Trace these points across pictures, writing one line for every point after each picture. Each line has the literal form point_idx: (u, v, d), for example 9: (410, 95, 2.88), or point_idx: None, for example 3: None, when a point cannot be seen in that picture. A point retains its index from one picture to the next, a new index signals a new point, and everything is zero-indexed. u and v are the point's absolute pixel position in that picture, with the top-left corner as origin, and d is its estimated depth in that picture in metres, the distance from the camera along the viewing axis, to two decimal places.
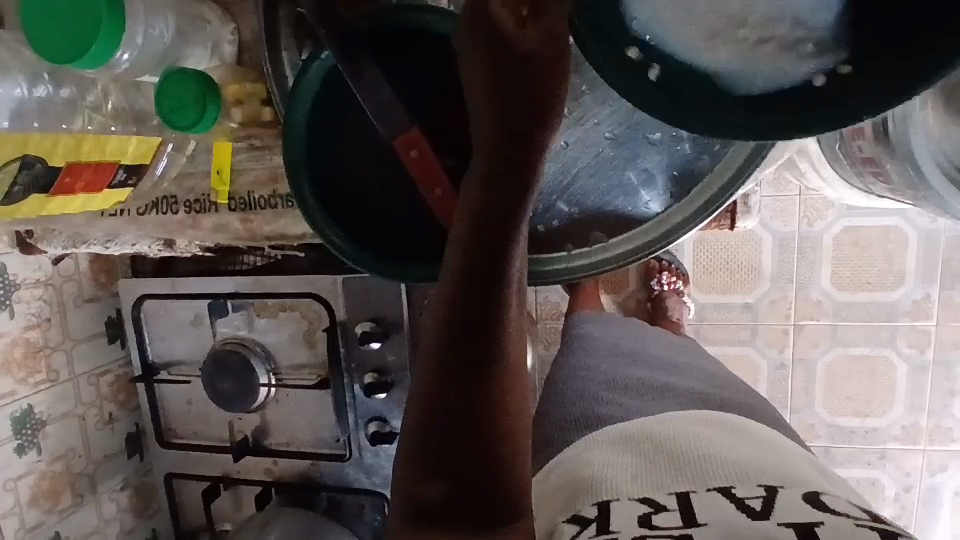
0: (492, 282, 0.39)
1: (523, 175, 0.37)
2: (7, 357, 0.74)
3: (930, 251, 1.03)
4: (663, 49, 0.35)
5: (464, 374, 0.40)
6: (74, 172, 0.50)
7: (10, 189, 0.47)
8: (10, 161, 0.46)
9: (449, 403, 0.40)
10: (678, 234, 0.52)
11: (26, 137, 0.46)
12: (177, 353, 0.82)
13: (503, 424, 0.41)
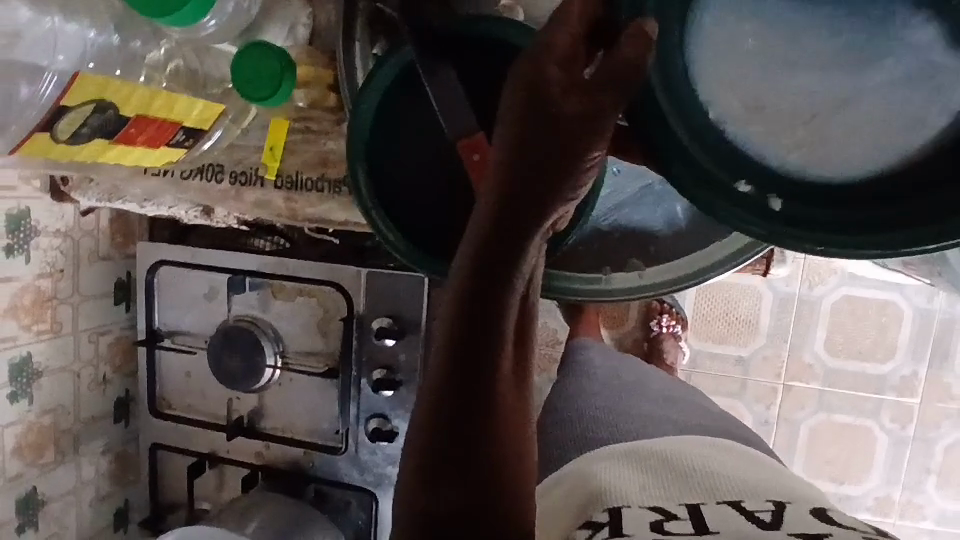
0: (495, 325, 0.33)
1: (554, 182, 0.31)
2: (16, 302, 0.73)
3: (922, 330, 1.06)
4: (764, 175, 0.34)
5: (461, 435, 0.34)
6: (140, 125, 0.49)
7: (76, 129, 0.46)
8: (84, 105, 0.44)
9: (442, 469, 0.34)
10: (713, 273, 0.53)
11: (107, 82, 0.45)
12: (185, 323, 0.81)
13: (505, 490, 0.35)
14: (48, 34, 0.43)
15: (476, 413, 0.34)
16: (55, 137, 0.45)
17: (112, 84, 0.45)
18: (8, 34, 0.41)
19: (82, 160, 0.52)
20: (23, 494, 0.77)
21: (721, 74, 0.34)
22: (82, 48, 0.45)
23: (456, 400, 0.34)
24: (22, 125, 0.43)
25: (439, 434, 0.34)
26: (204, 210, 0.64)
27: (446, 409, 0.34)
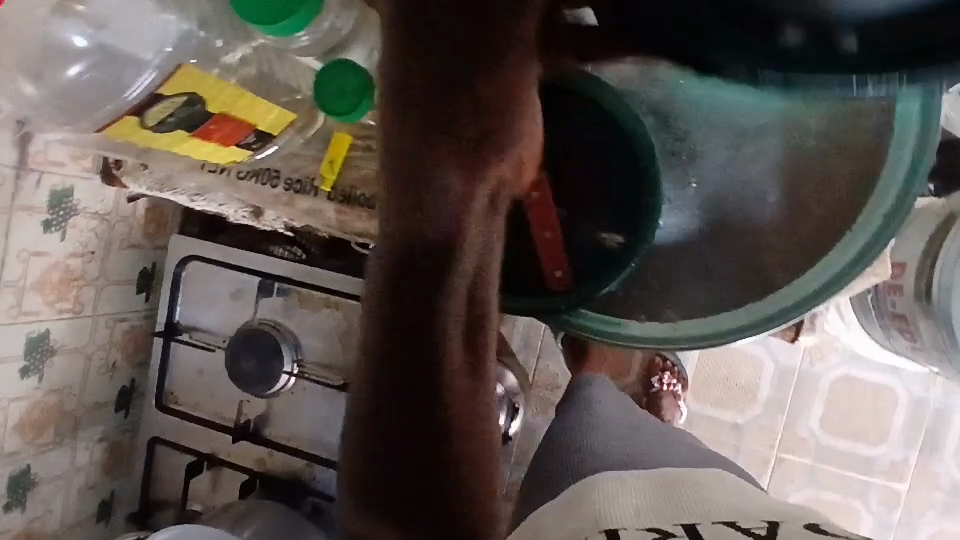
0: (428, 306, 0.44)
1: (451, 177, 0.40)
2: (44, 277, 0.73)
3: (916, 418, 1.09)
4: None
5: (403, 405, 0.46)
6: (221, 122, 0.51)
7: (163, 117, 0.49)
8: (175, 96, 0.47)
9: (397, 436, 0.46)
10: (737, 336, 0.58)
11: (201, 78, 0.47)
12: (205, 320, 0.82)
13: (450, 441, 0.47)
14: (140, 18, 0.49)
15: (420, 384, 0.45)
16: (141, 120, 0.49)
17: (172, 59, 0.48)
18: (99, 19, 0.47)
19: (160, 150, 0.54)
20: (16, 472, 0.75)
21: None
22: (160, 35, 0.49)
23: (400, 374, 0.46)
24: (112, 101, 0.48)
25: (388, 404, 0.46)
26: (253, 214, 0.66)
27: (388, 382, 0.46)
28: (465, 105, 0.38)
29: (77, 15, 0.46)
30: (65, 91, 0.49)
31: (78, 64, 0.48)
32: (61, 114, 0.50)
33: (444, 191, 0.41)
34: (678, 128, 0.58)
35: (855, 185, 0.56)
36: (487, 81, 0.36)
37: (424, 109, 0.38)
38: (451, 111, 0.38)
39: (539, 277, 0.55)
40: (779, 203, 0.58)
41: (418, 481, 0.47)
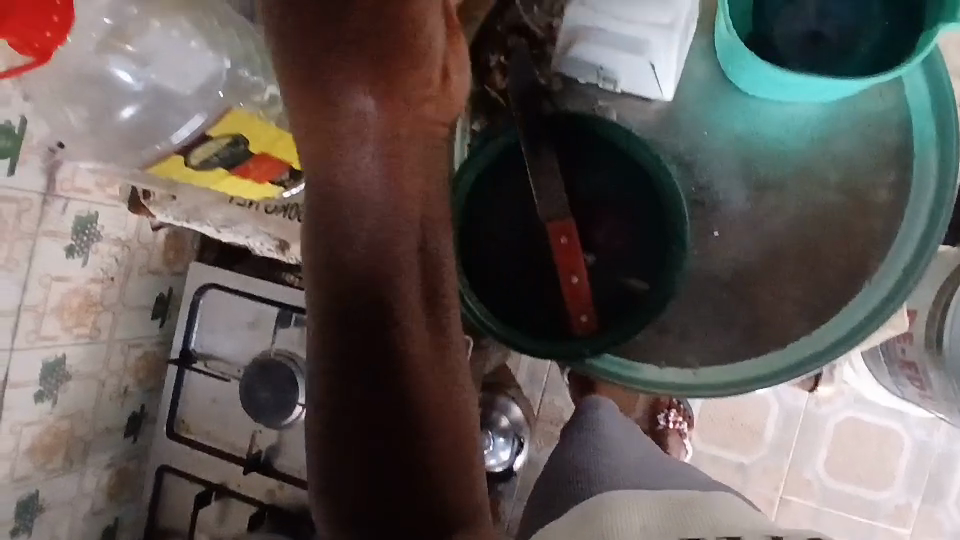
0: (363, 250, 0.50)
1: (353, 113, 0.47)
2: (64, 302, 0.73)
3: (920, 463, 1.09)
4: None
5: (357, 359, 0.50)
6: (261, 161, 0.52)
7: (208, 159, 0.50)
8: (220, 137, 0.48)
9: (355, 396, 0.51)
10: (761, 384, 0.58)
11: (247, 121, 0.48)
12: (220, 348, 0.82)
13: (408, 392, 0.51)
14: (182, 58, 0.52)
15: (369, 335, 0.50)
16: (187, 161, 0.49)
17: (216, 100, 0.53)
18: (144, 55, 0.50)
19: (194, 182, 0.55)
20: (24, 497, 0.75)
21: None
22: (204, 75, 0.53)
23: (348, 327, 0.51)
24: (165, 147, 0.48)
25: (343, 364, 0.51)
26: (280, 246, 0.67)
27: (341, 341, 0.51)
28: (368, 56, 0.45)
29: (126, 57, 0.50)
30: (118, 129, 0.53)
31: (131, 105, 0.52)
32: (115, 151, 0.55)
33: (365, 138, 0.48)
34: (700, 176, 0.60)
35: (870, 241, 0.58)
36: (371, 26, 0.44)
37: (331, 63, 0.45)
38: (355, 62, 0.45)
39: (564, 320, 0.56)
40: (798, 253, 0.59)
41: (381, 434, 0.51)
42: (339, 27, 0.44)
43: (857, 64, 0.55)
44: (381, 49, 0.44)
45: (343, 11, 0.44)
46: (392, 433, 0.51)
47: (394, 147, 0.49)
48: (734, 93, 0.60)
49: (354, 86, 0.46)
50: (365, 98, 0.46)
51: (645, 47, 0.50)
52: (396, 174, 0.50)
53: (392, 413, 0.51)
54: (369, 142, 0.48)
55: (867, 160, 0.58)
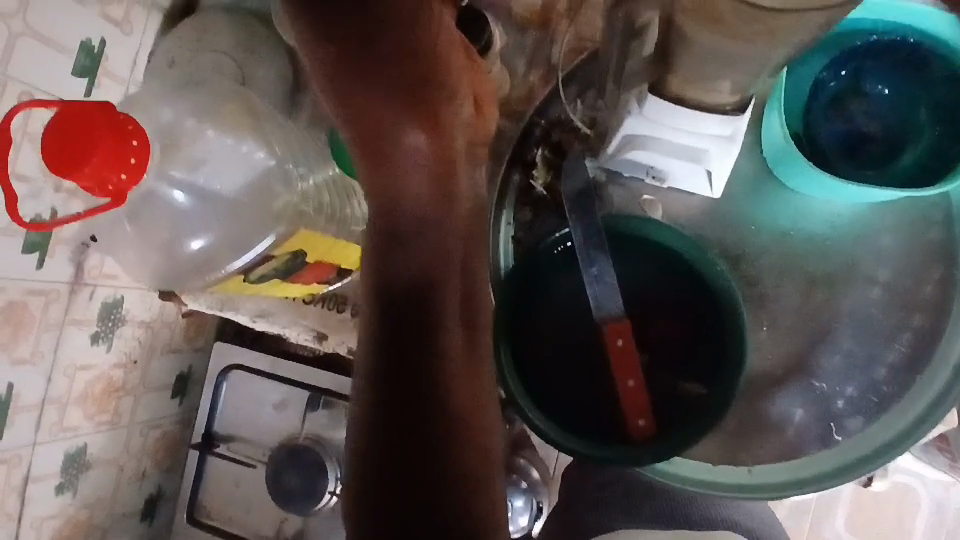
0: (413, 268, 0.48)
1: (394, 133, 0.45)
2: (87, 390, 0.71)
3: (936, 520, 1.04)
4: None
5: (401, 373, 0.45)
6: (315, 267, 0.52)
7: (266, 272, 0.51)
8: (283, 255, 0.49)
9: (394, 417, 0.44)
10: (821, 483, 0.57)
11: (310, 236, 0.49)
12: (244, 430, 0.79)
13: (451, 413, 0.45)
14: (235, 156, 0.49)
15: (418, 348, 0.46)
16: (247, 279, 0.50)
17: (275, 207, 0.49)
18: (194, 162, 0.47)
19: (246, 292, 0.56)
20: None
21: None
22: (253, 173, 0.50)
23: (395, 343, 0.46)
24: (225, 270, 0.49)
25: (386, 380, 0.45)
26: (316, 337, 0.65)
27: (387, 365, 0.46)
28: (400, 72, 0.42)
29: (177, 171, 0.46)
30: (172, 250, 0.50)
31: (199, 238, 0.49)
32: (178, 276, 0.52)
33: (412, 157, 0.46)
34: (748, 272, 0.60)
35: (920, 336, 0.58)
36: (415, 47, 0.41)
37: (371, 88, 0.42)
38: (394, 79, 0.42)
39: (613, 421, 0.55)
40: (847, 349, 0.59)
41: (420, 460, 0.43)
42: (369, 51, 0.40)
43: (905, 168, 0.55)
44: (411, 73, 0.42)
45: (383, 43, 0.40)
46: (432, 461, 0.43)
47: (440, 168, 0.48)
48: (780, 188, 0.60)
49: (399, 113, 0.44)
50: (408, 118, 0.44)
51: (703, 153, 0.51)
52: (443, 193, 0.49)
53: (428, 434, 0.44)
54: (412, 162, 0.46)
55: (913, 257, 0.59)
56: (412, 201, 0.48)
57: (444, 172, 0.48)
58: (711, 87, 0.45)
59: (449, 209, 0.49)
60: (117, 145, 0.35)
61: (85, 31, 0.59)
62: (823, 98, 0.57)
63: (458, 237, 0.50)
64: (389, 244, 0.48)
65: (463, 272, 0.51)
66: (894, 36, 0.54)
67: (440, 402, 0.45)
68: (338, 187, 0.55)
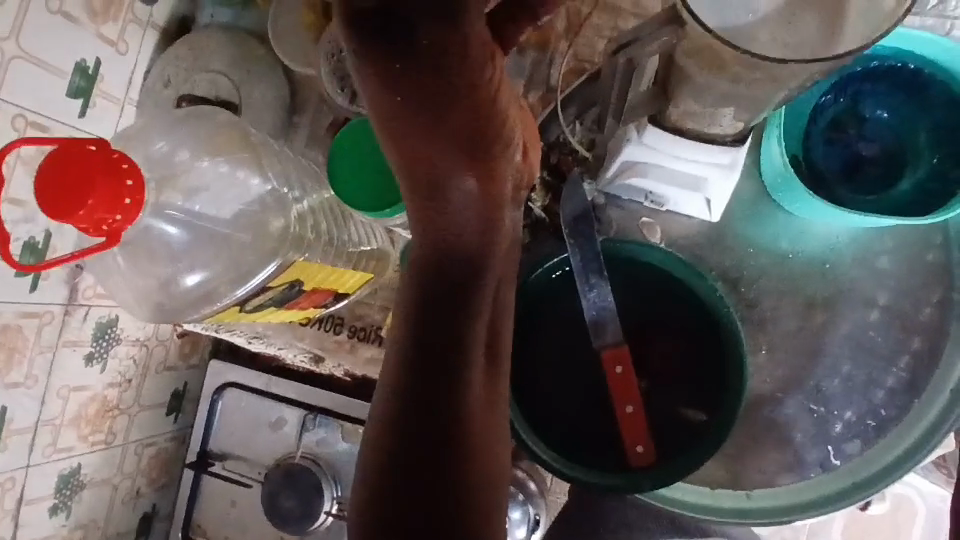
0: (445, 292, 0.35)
1: (441, 177, 0.31)
2: (81, 412, 0.70)
3: None
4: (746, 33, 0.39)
5: (422, 421, 0.34)
6: (311, 294, 0.52)
7: (262, 301, 0.49)
8: (279, 285, 0.48)
9: (406, 474, 0.33)
10: (820, 507, 0.57)
11: (306, 265, 0.49)
12: (240, 449, 0.79)
13: (474, 468, 0.34)
14: (230, 184, 0.48)
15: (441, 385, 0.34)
16: (243, 310, 0.49)
17: (272, 236, 0.48)
18: (192, 190, 0.47)
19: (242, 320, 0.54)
20: None
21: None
22: (248, 202, 0.49)
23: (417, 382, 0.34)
24: (221, 303, 0.48)
25: (402, 421, 0.34)
26: (313, 358, 0.65)
27: (403, 412, 0.34)
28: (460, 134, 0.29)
29: (171, 206, 0.45)
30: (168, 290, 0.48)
31: (194, 272, 0.47)
32: (170, 314, 0.49)
33: (459, 204, 0.32)
34: (747, 294, 0.60)
35: (919, 360, 0.58)
36: (480, 79, 0.27)
37: (422, 139, 0.28)
38: (445, 133, 0.28)
39: (615, 446, 0.55)
40: (846, 371, 0.59)
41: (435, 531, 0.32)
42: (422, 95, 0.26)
43: (904, 192, 0.55)
44: (478, 131, 0.29)
45: (441, 82, 0.26)
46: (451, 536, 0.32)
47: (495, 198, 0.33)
48: (778, 211, 0.60)
49: (457, 172, 0.30)
50: (465, 168, 0.31)
51: (702, 181, 0.51)
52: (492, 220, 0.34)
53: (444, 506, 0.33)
54: (460, 202, 0.32)
55: (912, 280, 0.59)
56: (455, 231, 0.33)
57: (498, 201, 0.33)
58: (712, 121, 0.46)
59: (496, 235, 0.35)
60: (112, 186, 0.35)
61: (80, 52, 0.58)
62: (822, 120, 0.56)
63: (498, 260, 0.36)
64: (422, 273, 0.35)
65: (496, 301, 0.38)
66: (892, 63, 0.54)
67: (464, 455, 0.34)
68: (332, 211, 0.54)
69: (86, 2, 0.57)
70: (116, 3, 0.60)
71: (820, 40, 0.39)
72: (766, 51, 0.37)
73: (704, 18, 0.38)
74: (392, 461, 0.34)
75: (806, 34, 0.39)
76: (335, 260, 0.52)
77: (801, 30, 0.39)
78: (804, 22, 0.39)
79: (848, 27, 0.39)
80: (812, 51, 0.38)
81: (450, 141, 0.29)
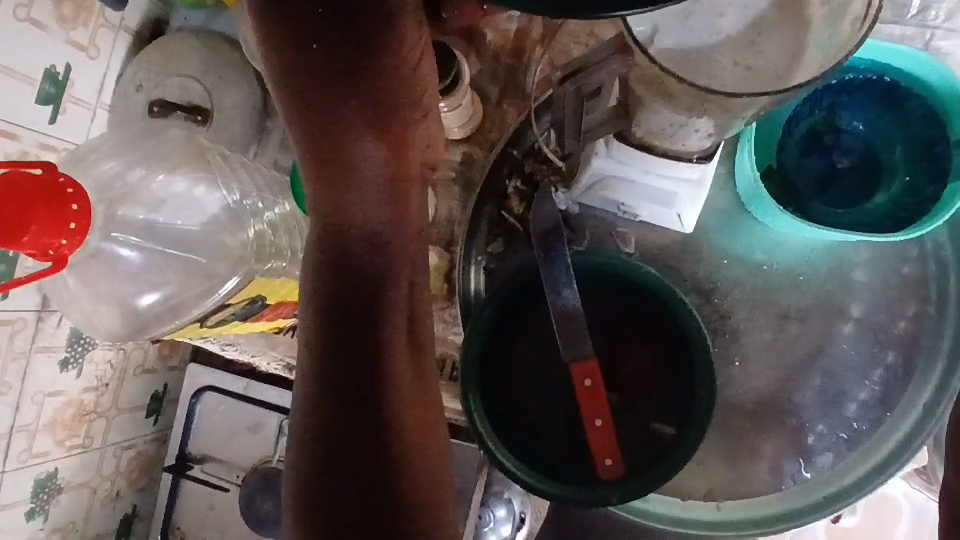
0: (362, 253, 0.45)
1: (350, 158, 0.43)
2: (57, 417, 0.69)
3: None
4: (706, 62, 0.41)
5: (346, 359, 0.44)
6: (276, 308, 0.53)
7: (224, 317, 0.50)
8: (240, 300, 0.49)
9: (335, 414, 0.44)
10: (790, 520, 0.58)
11: (267, 281, 0.50)
12: (219, 452, 0.79)
13: (395, 409, 0.45)
14: (188, 202, 0.49)
15: (363, 340, 0.45)
16: (203, 326, 0.50)
17: (231, 254, 0.49)
18: (156, 202, 0.48)
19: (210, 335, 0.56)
20: None
21: (682, 25, 0.40)
22: (209, 219, 0.49)
23: (340, 339, 0.45)
24: (181, 320, 0.48)
25: (332, 363, 0.45)
26: (286, 366, 0.65)
27: (331, 354, 0.45)
28: (365, 108, 0.41)
29: (123, 229, 0.46)
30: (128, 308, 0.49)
31: (152, 292, 0.48)
32: (134, 333, 0.50)
33: (367, 182, 0.44)
34: (720, 306, 0.59)
35: (892, 373, 0.58)
36: (374, 70, 0.40)
37: (336, 109, 0.41)
38: (355, 111, 0.41)
39: (586, 458, 0.55)
40: (820, 384, 0.59)
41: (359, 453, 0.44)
42: (342, 64, 0.40)
43: (878, 206, 0.54)
44: (379, 114, 0.42)
45: (344, 59, 0.39)
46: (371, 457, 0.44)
47: (398, 185, 0.45)
48: (752, 221, 0.59)
49: (364, 150, 0.43)
50: (365, 147, 0.43)
51: (671, 196, 0.51)
52: (398, 201, 0.46)
53: (370, 428, 0.44)
54: (369, 181, 0.44)
55: (887, 293, 0.58)
56: (364, 207, 0.44)
57: (399, 192, 0.45)
58: (677, 138, 0.46)
59: (404, 212, 0.46)
60: (57, 212, 0.38)
61: (50, 58, 0.56)
62: (798, 132, 0.56)
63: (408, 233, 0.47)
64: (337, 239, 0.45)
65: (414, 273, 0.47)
66: (869, 74, 0.54)
67: (379, 395, 0.44)
68: (294, 224, 0.54)
69: (55, 7, 0.56)
70: (87, 8, 0.59)
71: (781, 65, 0.41)
72: (722, 77, 0.40)
73: (666, 48, 0.40)
74: (328, 400, 0.45)
75: (768, 58, 0.41)
76: (301, 274, 0.54)
77: (764, 56, 0.41)
78: (767, 46, 0.41)
79: (809, 53, 0.41)
80: (770, 78, 0.41)
81: (357, 120, 0.42)
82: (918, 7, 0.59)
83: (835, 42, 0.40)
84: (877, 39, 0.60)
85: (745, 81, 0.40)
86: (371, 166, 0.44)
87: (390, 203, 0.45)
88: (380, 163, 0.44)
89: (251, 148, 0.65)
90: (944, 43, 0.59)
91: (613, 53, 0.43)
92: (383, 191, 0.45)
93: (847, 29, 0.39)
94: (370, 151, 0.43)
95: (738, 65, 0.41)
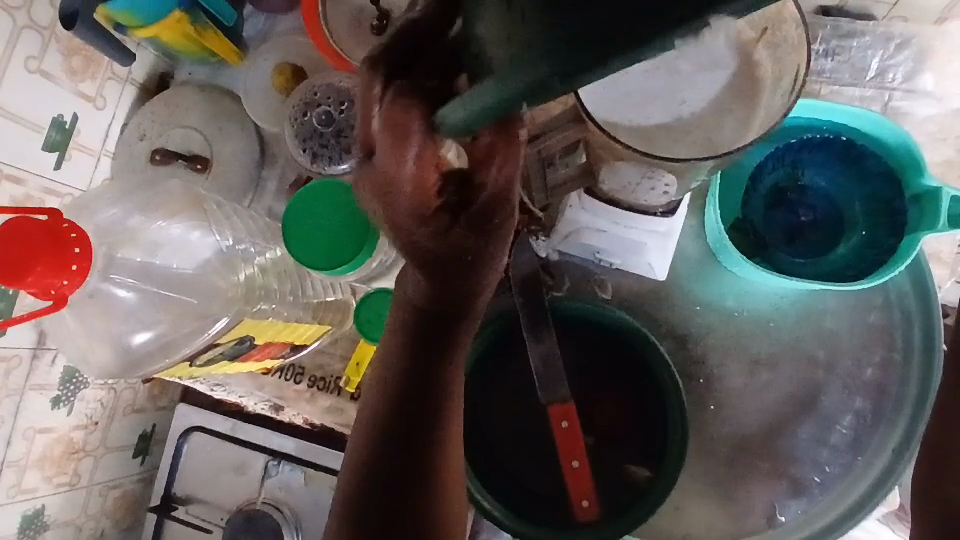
0: (434, 335, 0.38)
1: (417, 247, 0.33)
2: (45, 453, 0.69)
3: None
4: (665, 122, 0.45)
5: (404, 435, 0.40)
6: (265, 348, 0.56)
7: (212, 356, 0.53)
8: (229, 340, 0.52)
9: (378, 493, 0.41)
10: None
11: (255, 323, 0.53)
12: (204, 493, 0.80)
13: (440, 482, 0.42)
14: (182, 246, 0.52)
15: (416, 401, 0.40)
16: (192, 364, 0.52)
17: (221, 296, 0.52)
18: (151, 246, 0.50)
19: (200, 374, 0.58)
20: None
21: (636, 92, 0.45)
22: (205, 260, 0.53)
23: (397, 399, 0.40)
24: (172, 358, 0.51)
25: (388, 435, 0.41)
26: (273, 405, 0.66)
27: (394, 425, 0.40)
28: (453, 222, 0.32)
29: (121, 270, 0.48)
30: (121, 345, 0.51)
31: (143, 332, 0.50)
32: (124, 369, 0.52)
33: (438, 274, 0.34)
34: (693, 351, 0.61)
35: (863, 420, 0.60)
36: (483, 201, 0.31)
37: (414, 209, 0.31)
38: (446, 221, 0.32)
39: (562, 498, 0.56)
40: (793, 429, 0.60)
41: (395, 517, 0.41)
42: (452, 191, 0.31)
43: (839, 258, 0.57)
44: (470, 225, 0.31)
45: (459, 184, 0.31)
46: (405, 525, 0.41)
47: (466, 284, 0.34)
48: (723, 270, 0.61)
49: (429, 243, 0.32)
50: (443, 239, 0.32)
51: (641, 246, 0.55)
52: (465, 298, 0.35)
53: (406, 517, 0.41)
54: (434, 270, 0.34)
55: (854, 341, 0.61)
56: (437, 296, 0.36)
57: (474, 290, 0.35)
58: (638, 194, 0.50)
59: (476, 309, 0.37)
60: (58, 255, 0.40)
61: (58, 107, 0.59)
62: (762, 188, 0.59)
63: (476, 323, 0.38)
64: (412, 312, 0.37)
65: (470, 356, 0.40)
66: (826, 134, 0.58)
67: (428, 462, 0.41)
68: (286, 271, 0.58)
69: (65, 61, 0.59)
70: (95, 61, 0.63)
71: (735, 129, 0.45)
72: (676, 137, 0.45)
73: (619, 116, 0.44)
74: (373, 478, 0.41)
75: (723, 121, 0.45)
76: (288, 316, 0.56)
77: (721, 123, 0.45)
78: (727, 119, 0.46)
79: (757, 120, 0.45)
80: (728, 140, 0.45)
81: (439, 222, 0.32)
82: (876, 70, 0.62)
83: (770, 112, 0.45)
84: (839, 100, 0.63)
85: (703, 144, 0.45)
86: (441, 261, 0.33)
87: (462, 301, 0.35)
88: (456, 263, 0.33)
89: (246, 196, 0.68)
90: (902, 103, 0.63)
91: (571, 122, 0.47)
92: (457, 290, 0.35)
93: (778, 101, 0.45)
94: (442, 246, 0.32)
95: (691, 126, 0.45)
